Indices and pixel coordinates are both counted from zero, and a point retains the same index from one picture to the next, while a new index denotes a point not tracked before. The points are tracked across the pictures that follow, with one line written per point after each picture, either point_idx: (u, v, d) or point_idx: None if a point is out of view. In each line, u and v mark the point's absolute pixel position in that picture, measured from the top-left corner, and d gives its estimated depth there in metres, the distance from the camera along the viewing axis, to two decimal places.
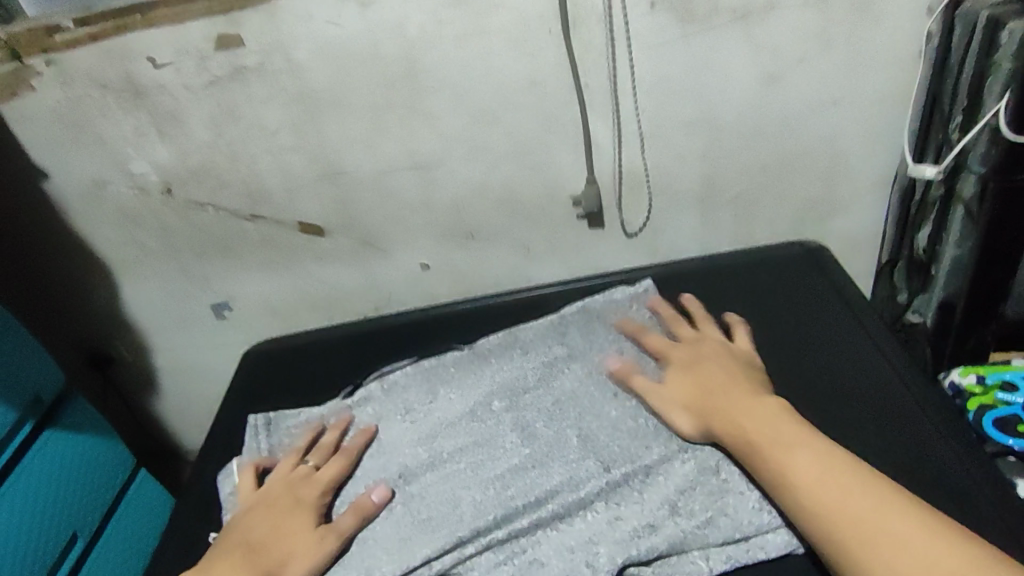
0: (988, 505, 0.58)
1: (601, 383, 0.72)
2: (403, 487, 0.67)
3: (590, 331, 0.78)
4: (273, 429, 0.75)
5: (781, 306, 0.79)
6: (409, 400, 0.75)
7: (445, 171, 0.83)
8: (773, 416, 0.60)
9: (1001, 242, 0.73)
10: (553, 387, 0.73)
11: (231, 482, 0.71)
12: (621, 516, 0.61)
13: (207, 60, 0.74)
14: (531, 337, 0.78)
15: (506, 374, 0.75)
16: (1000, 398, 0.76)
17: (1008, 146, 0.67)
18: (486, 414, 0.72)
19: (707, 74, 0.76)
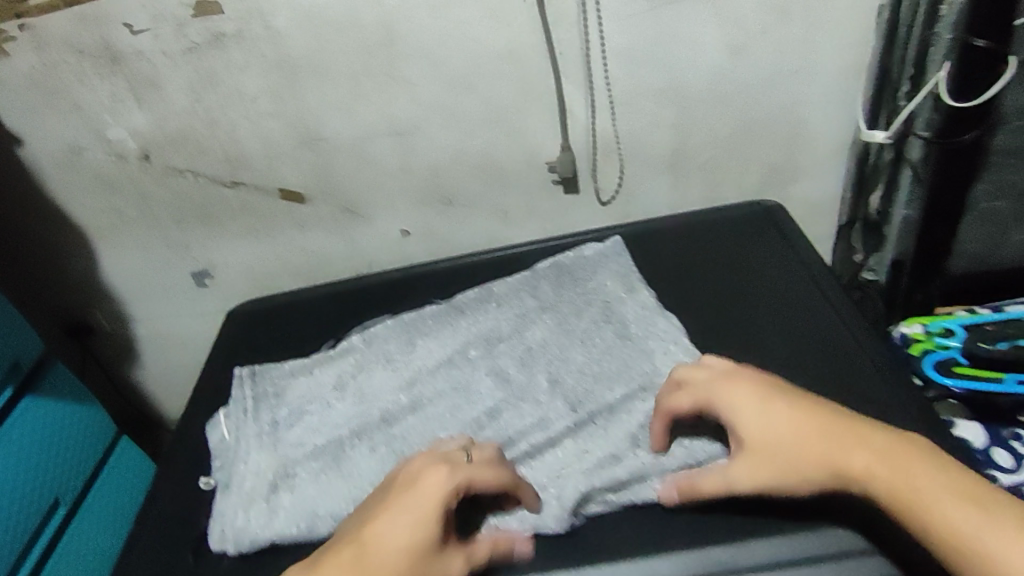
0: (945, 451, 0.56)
1: (571, 333, 0.69)
2: (385, 429, 0.63)
3: (560, 283, 0.74)
4: (259, 380, 0.70)
5: (739, 259, 0.76)
6: (390, 349, 0.71)
7: (426, 137, 0.82)
8: (866, 444, 0.49)
9: (947, 200, 0.71)
10: (525, 336, 0.69)
11: (221, 431, 0.68)
12: (588, 450, 0.59)
13: (185, 27, 0.73)
14: (505, 290, 0.75)
15: (480, 324, 0.71)
16: (938, 343, 0.69)
17: (949, 111, 0.66)
18: (463, 362, 0.68)
19: (674, 41, 0.75)
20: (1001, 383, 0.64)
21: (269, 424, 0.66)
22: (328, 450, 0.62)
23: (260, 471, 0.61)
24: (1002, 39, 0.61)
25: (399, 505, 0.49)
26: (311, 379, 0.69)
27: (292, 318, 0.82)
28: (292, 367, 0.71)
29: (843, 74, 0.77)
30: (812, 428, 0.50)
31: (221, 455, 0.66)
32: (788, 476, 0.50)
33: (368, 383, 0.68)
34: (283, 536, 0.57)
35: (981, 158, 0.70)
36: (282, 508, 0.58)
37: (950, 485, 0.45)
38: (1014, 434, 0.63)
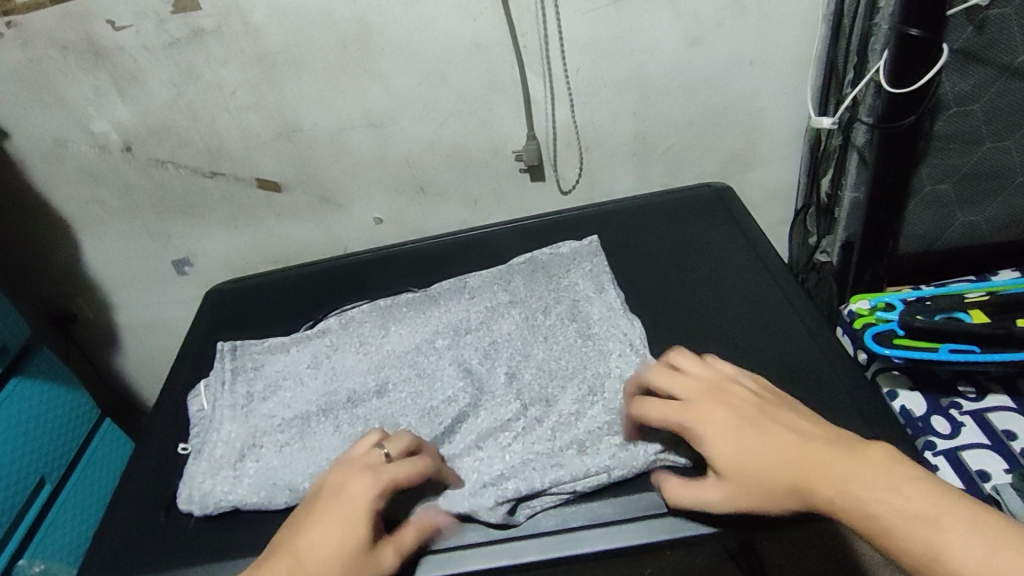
0: (879, 414, 0.59)
1: (537, 330, 0.70)
2: (350, 410, 0.66)
3: (533, 280, 0.75)
4: (240, 355, 0.74)
5: (702, 246, 0.79)
6: (364, 333, 0.73)
7: (398, 128, 0.85)
8: (841, 466, 0.45)
9: (891, 181, 0.74)
10: (492, 330, 0.70)
11: (200, 401, 0.71)
12: (534, 447, 0.59)
13: (166, 23, 0.76)
14: (479, 283, 0.76)
15: (451, 315, 0.73)
16: (879, 317, 0.74)
17: (888, 98, 0.69)
18: (429, 350, 0.69)
19: (634, 35, 0.78)
20: (936, 352, 0.69)
21: (244, 396, 0.69)
22: (295, 423, 0.65)
23: (231, 440, 0.64)
24: (935, 30, 0.64)
25: (327, 513, 0.50)
26: (287, 358, 0.72)
27: (269, 300, 0.85)
28: (271, 344, 0.74)
29: (794, 63, 0.81)
30: (790, 445, 0.47)
31: (198, 422, 0.69)
32: (765, 494, 0.47)
33: (338, 364, 0.70)
34: (243, 501, 0.60)
35: (922, 143, 0.74)
36: (247, 476, 0.61)
37: (908, 489, 0.42)
38: (953, 403, 0.70)
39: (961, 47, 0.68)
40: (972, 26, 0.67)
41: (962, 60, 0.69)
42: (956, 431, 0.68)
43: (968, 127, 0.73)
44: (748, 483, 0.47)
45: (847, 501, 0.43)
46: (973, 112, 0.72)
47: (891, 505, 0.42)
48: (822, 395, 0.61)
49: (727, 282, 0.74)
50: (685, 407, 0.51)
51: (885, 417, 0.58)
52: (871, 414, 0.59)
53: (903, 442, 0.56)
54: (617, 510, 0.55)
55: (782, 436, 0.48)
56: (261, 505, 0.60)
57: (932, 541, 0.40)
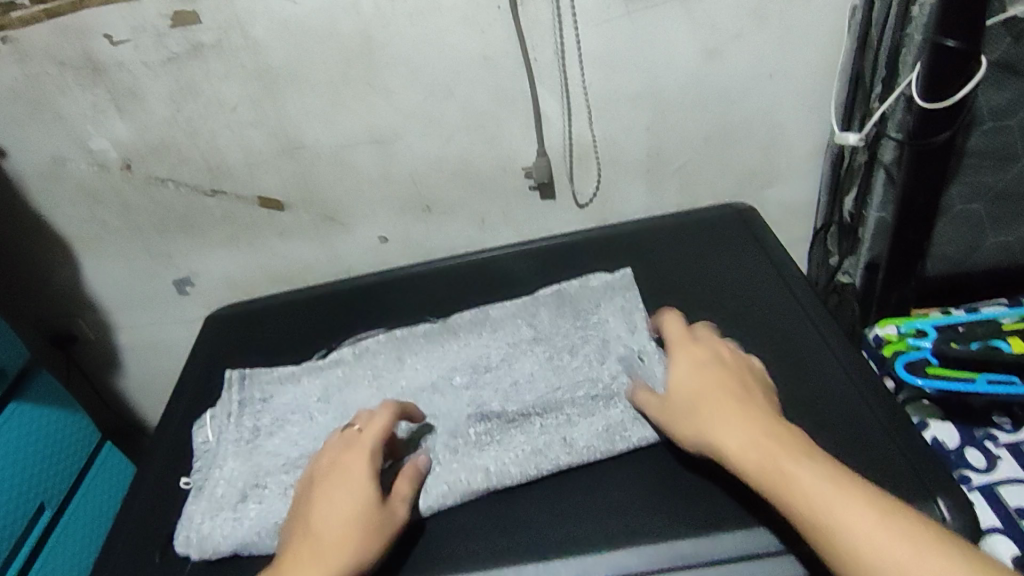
0: (917, 454, 0.55)
1: (560, 370, 0.66)
2: None
3: (560, 315, 0.71)
4: (249, 384, 0.70)
5: (724, 269, 0.76)
6: (379, 366, 0.70)
7: (404, 144, 0.82)
8: (763, 429, 0.50)
9: (921, 202, 0.71)
10: (514, 368, 0.67)
11: (205, 432, 0.69)
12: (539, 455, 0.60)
13: (165, 37, 0.74)
14: (501, 316, 0.73)
15: (470, 350, 0.70)
16: (911, 343, 0.72)
17: (920, 113, 0.66)
18: (446, 388, 0.66)
19: (650, 47, 0.75)
20: (973, 382, 0.66)
21: (250, 430, 0.66)
22: (302, 463, 0.62)
23: (232, 479, 0.62)
24: (974, 40, 0.62)
25: (326, 487, 0.54)
26: (297, 389, 0.69)
27: (273, 327, 0.83)
28: (281, 374, 0.71)
29: (816, 75, 0.78)
30: (728, 399, 0.53)
31: (203, 456, 0.67)
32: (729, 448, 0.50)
33: (347, 402, 0.67)
34: (244, 546, 0.57)
35: (955, 160, 0.71)
36: (248, 517, 0.58)
37: (859, 486, 0.45)
38: (987, 434, 0.66)
39: (999, 59, 0.65)
40: (1011, 36, 0.64)
41: (1000, 73, 0.66)
42: (992, 465, 0.64)
43: (1003, 143, 0.70)
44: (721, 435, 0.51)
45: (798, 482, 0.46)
46: (1009, 128, 0.69)
47: (839, 502, 0.44)
48: (851, 442, 0.57)
49: (751, 308, 0.70)
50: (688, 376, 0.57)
51: (922, 456, 0.55)
52: (910, 455, 0.55)
53: (949, 488, 0.53)
54: (643, 562, 0.52)
55: (729, 388, 0.54)
56: (264, 551, 0.57)
57: (848, 532, 0.43)
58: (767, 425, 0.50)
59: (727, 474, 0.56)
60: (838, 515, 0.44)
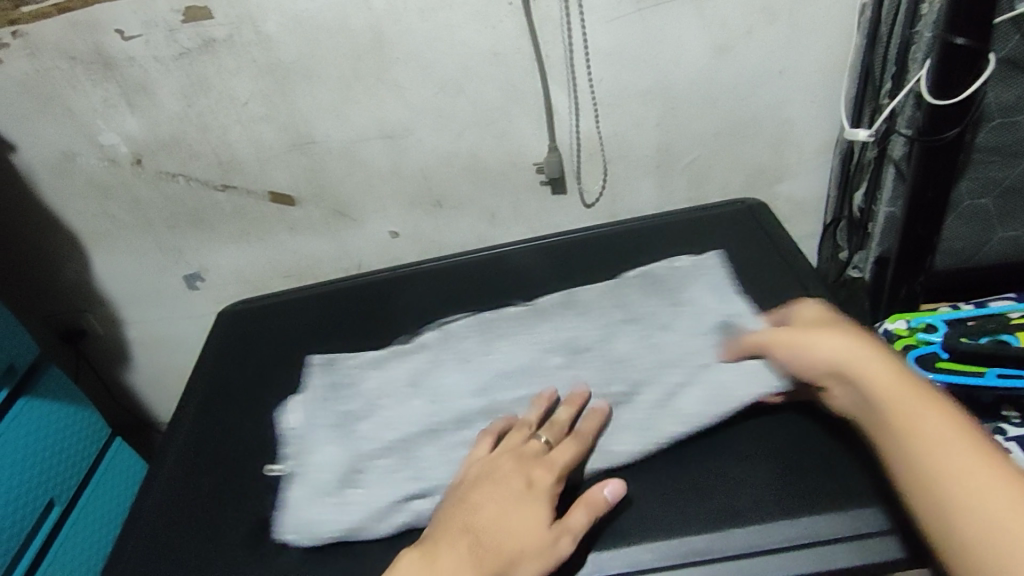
0: None
1: (658, 348, 0.65)
2: (459, 431, 0.62)
3: (648, 295, 0.71)
4: (335, 371, 0.72)
5: (740, 262, 0.76)
6: (465, 349, 0.70)
7: (415, 140, 0.82)
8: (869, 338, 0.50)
9: (930, 196, 0.72)
10: (610, 348, 0.66)
11: (292, 418, 0.68)
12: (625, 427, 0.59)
13: (176, 32, 0.74)
14: (590, 298, 0.72)
15: (563, 332, 0.69)
16: (920, 338, 0.72)
17: (931, 109, 0.67)
18: (544, 368, 0.66)
19: (661, 43, 0.76)
20: (982, 377, 0.67)
21: (342, 415, 0.66)
22: (398, 446, 0.62)
23: (332, 465, 0.62)
24: (984, 37, 0.62)
25: (494, 493, 0.51)
26: (383, 374, 0.70)
27: (286, 323, 0.83)
28: (364, 361, 0.72)
29: (826, 71, 0.78)
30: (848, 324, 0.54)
31: (293, 440, 0.66)
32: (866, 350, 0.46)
33: (433, 387, 0.67)
34: (353, 529, 0.57)
35: (964, 155, 0.71)
36: (354, 502, 0.58)
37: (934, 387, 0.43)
38: (997, 429, 0.67)
39: (1007, 55, 0.65)
40: (1019, 33, 0.64)
41: (1008, 69, 0.66)
42: None
43: (1012, 138, 0.70)
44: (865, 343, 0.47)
45: (919, 398, 0.42)
46: (1018, 123, 0.69)
47: (897, 391, 0.43)
48: None
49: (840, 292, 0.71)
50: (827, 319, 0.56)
51: None
52: None
53: None
54: (656, 557, 0.50)
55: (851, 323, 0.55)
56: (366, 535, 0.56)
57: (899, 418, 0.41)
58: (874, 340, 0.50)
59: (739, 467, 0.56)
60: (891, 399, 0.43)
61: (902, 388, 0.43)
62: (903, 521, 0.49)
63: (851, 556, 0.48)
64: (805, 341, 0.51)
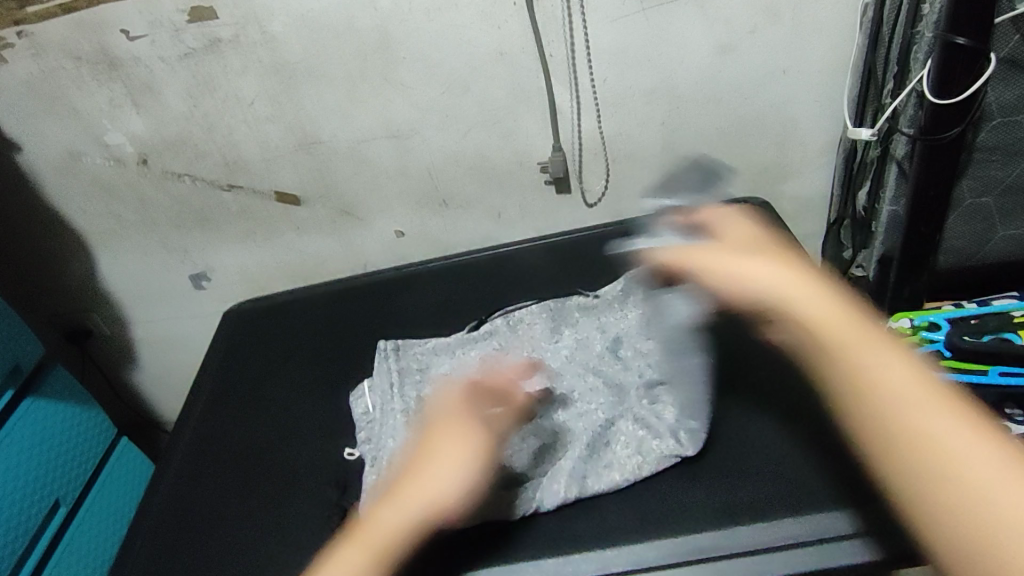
0: None
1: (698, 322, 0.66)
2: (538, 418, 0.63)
3: None
4: (404, 355, 0.72)
5: None
6: (535, 338, 0.71)
7: (421, 139, 0.83)
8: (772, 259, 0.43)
9: (932, 196, 0.73)
10: None
11: (364, 402, 0.68)
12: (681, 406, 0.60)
13: (182, 33, 0.74)
14: None
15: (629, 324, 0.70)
16: (924, 336, 0.73)
17: (931, 109, 0.68)
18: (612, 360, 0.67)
19: (665, 42, 0.76)
20: (985, 375, 0.68)
21: (416, 400, 0.66)
22: None
23: None
24: (983, 38, 0.63)
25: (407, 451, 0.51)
26: (455, 360, 0.70)
27: (294, 324, 0.83)
28: (435, 346, 0.72)
29: (828, 71, 0.79)
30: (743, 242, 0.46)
31: (367, 425, 0.66)
32: (871, 334, 0.37)
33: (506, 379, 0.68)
34: None
35: (964, 155, 0.72)
36: None
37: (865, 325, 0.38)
38: None
39: (1007, 56, 0.66)
40: (1018, 33, 0.65)
41: (1008, 69, 0.67)
42: None
43: (1013, 137, 0.71)
44: (865, 318, 0.38)
45: (938, 400, 0.34)
46: (1018, 123, 0.70)
47: (852, 346, 0.36)
48: None
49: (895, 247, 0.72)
50: (760, 246, 0.45)
51: None
52: None
53: None
54: (661, 553, 0.51)
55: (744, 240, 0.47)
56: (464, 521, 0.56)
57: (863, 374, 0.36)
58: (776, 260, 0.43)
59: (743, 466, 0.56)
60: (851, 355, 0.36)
61: (847, 344, 0.36)
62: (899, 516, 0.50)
63: (859, 552, 0.48)
64: (785, 294, 0.39)
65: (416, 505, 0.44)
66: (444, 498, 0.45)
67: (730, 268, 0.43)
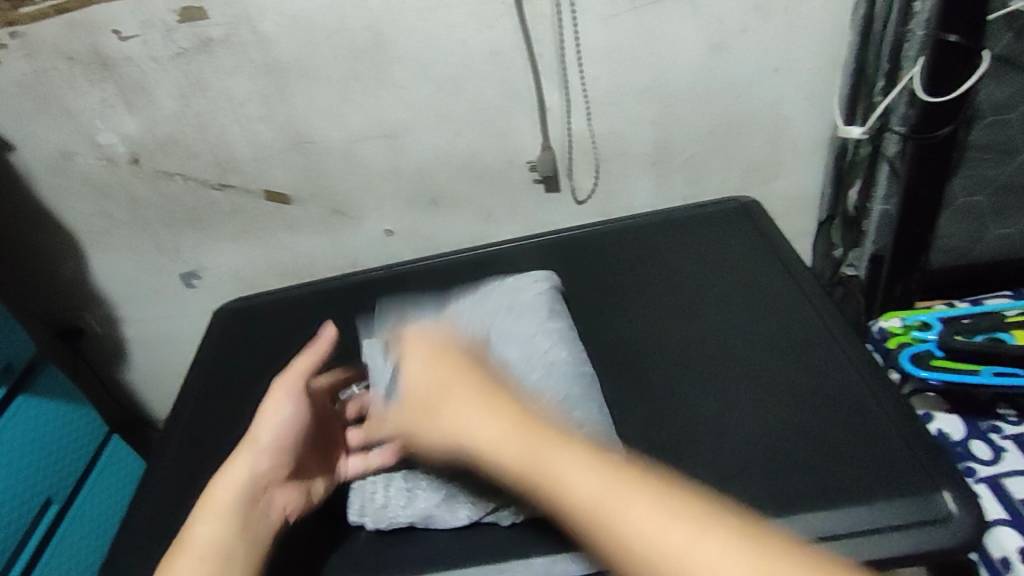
0: (907, 436, 0.56)
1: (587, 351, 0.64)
2: None
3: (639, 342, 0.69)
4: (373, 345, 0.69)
5: (737, 259, 0.76)
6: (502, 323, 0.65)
7: (412, 138, 0.83)
8: (452, 395, 0.43)
9: (924, 194, 0.73)
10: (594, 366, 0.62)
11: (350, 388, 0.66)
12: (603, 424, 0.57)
13: (173, 33, 0.74)
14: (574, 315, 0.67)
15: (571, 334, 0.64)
16: (915, 335, 0.73)
17: (923, 107, 0.67)
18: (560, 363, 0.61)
19: (656, 42, 0.76)
20: (978, 375, 0.67)
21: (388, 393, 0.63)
22: None
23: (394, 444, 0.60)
24: (976, 36, 0.63)
25: None
26: None
27: (287, 321, 0.83)
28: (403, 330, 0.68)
29: (820, 69, 0.78)
30: (431, 372, 0.46)
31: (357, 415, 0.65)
32: (553, 455, 0.37)
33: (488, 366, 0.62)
34: (423, 517, 0.57)
35: (957, 153, 0.72)
36: (421, 489, 0.58)
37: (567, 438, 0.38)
38: (992, 426, 0.67)
39: (1000, 53, 0.66)
40: (1012, 31, 0.64)
41: (1001, 67, 0.67)
42: (998, 457, 0.65)
43: (1005, 136, 0.71)
44: (545, 436, 0.38)
45: (633, 495, 0.34)
46: (1010, 121, 0.70)
47: (553, 477, 0.36)
48: (862, 431, 0.57)
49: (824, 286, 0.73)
50: (440, 388, 0.44)
51: (913, 440, 0.56)
52: (918, 444, 0.56)
53: (958, 484, 0.53)
54: None
55: (430, 363, 0.47)
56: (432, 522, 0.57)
57: (570, 488, 0.36)
58: (467, 394, 0.43)
59: (730, 467, 0.56)
60: (561, 481, 0.36)
61: (549, 475, 0.37)
62: (892, 519, 0.51)
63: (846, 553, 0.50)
64: (483, 446, 0.40)
65: (225, 493, 0.53)
66: (249, 479, 0.54)
67: (433, 424, 0.44)
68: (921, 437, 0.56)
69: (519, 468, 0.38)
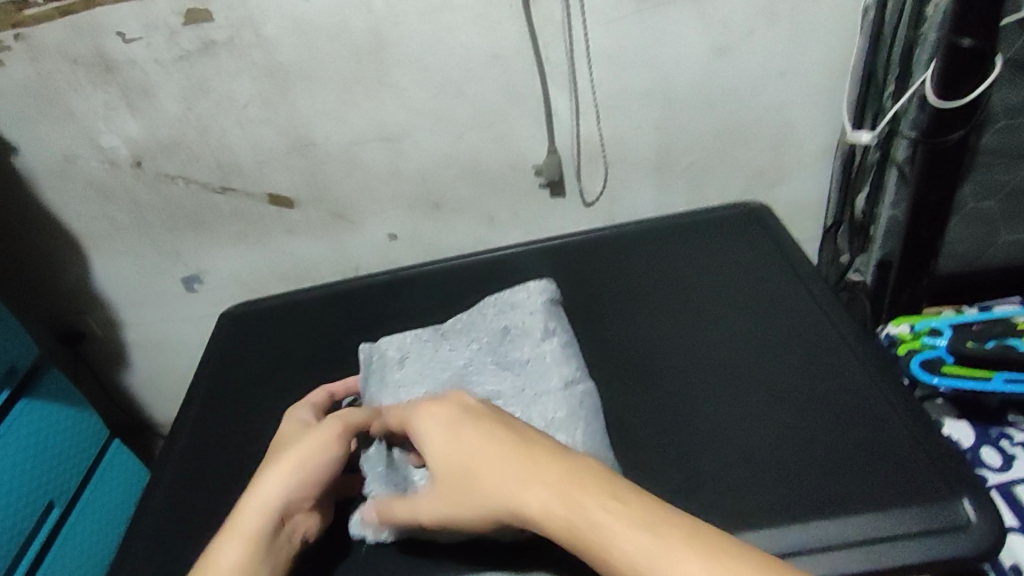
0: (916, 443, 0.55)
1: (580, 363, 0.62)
2: None
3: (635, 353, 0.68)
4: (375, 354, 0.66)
5: (747, 263, 0.75)
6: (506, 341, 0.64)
7: (414, 142, 0.82)
8: (485, 468, 0.44)
9: (934, 199, 0.72)
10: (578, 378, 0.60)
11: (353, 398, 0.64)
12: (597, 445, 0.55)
13: (176, 36, 0.74)
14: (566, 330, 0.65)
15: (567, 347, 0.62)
16: (925, 342, 0.71)
17: (934, 111, 0.66)
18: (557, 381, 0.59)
19: (661, 46, 0.75)
20: (989, 381, 0.66)
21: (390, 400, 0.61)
22: None
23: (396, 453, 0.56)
24: (990, 38, 0.62)
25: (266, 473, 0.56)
26: (433, 357, 0.64)
27: (292, 323, 0.83)
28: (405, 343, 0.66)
29: (827, 72, 0.77)
30: (456, 446, 0.46)
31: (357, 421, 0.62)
32: (597, 511, 0.38)
33: (480, 386, 0.61)
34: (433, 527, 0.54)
35: (968, 158, 0.71)
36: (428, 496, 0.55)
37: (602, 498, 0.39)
38: (1003, 434, 0.66)
39: (1013, 57, 0.65)
40: None
41: (1014, 71, 0.66)
42: (1008, 465, 0.64)
43: (1017, 140, 0.70)
44: (592, 491, 0.39)
45: (676, 549, 0.35)
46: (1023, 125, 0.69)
47: (599, 542, 0.38)
48: (873, 438, 0.56)
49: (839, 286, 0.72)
50: (467, 461, 0.45)
51: (924, 447, 0.55)
52: (931, 450, 0.55)
53: (974, 492, 0.52)
54: None
55: (451, 434, 0.47)
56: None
57: (615, 548, 0.37)
58: (498, 466, 0.43)
59: (740, 473, 0.56)
60: (608, 545, 0.37)
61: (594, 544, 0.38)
62: (909, 527, 0.50)
63: (860, 562, 0.49)
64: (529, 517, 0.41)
65: (252, 523, 0.49)
66: (279, 507, 0.50)
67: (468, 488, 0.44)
68: (933, 444, 0.55)
69: (565, 536, 0.39)
